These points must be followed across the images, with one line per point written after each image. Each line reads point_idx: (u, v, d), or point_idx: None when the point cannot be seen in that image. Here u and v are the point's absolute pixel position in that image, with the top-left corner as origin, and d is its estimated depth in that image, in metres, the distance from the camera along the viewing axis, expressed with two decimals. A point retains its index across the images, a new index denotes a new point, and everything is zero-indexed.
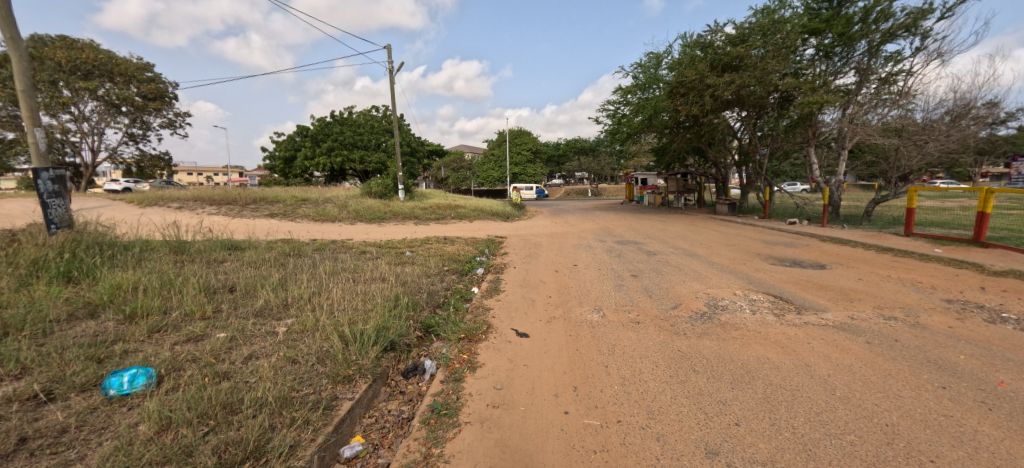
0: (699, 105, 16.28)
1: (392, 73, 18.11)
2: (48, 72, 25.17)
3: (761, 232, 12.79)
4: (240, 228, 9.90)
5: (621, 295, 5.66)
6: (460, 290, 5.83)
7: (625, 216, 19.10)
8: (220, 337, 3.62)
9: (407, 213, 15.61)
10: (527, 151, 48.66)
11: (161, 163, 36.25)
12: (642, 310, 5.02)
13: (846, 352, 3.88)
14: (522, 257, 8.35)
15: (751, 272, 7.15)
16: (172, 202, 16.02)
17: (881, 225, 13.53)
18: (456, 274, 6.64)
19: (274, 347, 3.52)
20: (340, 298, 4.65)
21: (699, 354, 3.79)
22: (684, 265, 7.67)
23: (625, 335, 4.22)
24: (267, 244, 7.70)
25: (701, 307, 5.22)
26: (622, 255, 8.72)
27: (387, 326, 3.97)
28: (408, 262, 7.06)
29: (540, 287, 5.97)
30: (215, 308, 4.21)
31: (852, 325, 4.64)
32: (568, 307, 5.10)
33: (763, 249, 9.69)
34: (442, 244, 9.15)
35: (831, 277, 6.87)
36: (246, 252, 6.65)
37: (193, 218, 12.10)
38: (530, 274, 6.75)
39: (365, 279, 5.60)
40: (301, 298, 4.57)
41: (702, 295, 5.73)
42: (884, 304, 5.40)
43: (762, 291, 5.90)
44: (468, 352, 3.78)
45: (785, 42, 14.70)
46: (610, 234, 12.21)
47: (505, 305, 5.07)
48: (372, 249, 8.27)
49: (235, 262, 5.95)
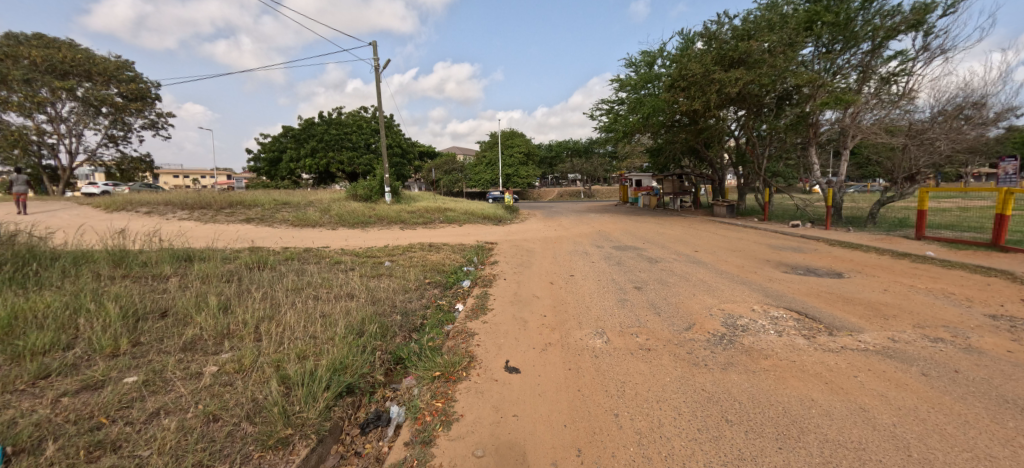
0: (702, 100, 15.60)
1: (379, 71, 17.33)
2: (21, 71, 23.92)
3: (765, 235, 12.20)
4: (205, 235, 9.05)
5: (625, 314, 4.93)
6: (442, 308, 5.08)
7: (621, 218, 18.46)
8: (127, 382, 2.85)
9: (393, 217, 14.81)
10: (519, 153, 47.96)
11: (142, 165, 34.97)
12: (651, 333, 4.31)
13: (904, 389, 3.21)
14: (513, 266, 7.62)
15: (766, 283, 6.49)
16: (142, 207, 15.02)
17: (888, 226, 12.97)
18: (439, 289, 5.90)
19: (195, 397, 2.76)
20: (296, 324, 3.89)
21: (727, 393, 3.10)
22: (691, 275, 7.00)
23: (635, 368, 3.51)
24: (229, 253, 6.88)
25: (719, 328, 4.52)
26: (621, 263, 8.04)
27: (345, 363, 3.22)
28: (384, 275, 6.28)
29: (533, 304, 5.21)
30: (135, 341, 3.43)
31: (897, 350, 3.98)
32: (566, 330, 4.36)
33: (771, 254, 9.05)
34: (426, 252, 8.39)
35: (853, 288, 6.24)
36: (200, 264, 5.84)
37: (161, 225, 11.19)
38: (522, 288, 6.01)
39: (330, 297, 4.83)
40: (249, 324, 3.82)
41: (717, 312, 5.04)
42: (925, 321, 4.74)
43: (783, 307, 5.24)
44: (444, 396, 3.03)
45: (792, 37, 14.09)
46: (607, 239, 11.51)
47: (492, 329, 4.31)
48: (348, 258, 7.48)
49: (183, 279, 5.15)
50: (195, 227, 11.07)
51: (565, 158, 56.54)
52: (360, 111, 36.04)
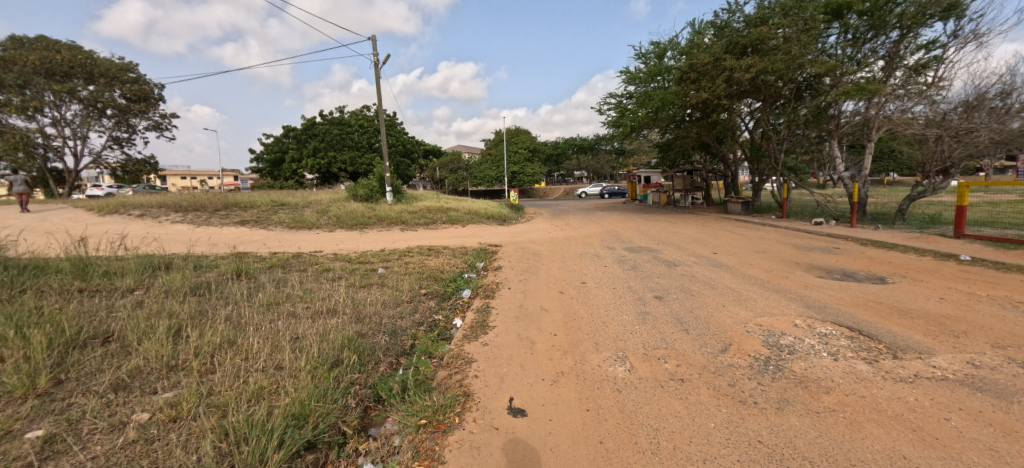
0: (712, 90, 14.80)
1: (378, 66, 16.71)
2: (18, 74, 23.53)
3: (788, 234, 11.42)
4: (190, 241, 8.48)
5: (648, 331, 4.25)
6: (437, 325, 4.47)
7: (631, 216, 17.68)
8: (27, 439, 2.26)
9: (393, 217, 14.22)
10: (524, 150, 47.22)
11: (148, 167, 34.79)
12: (681, 357, 3.64)
13: (1015, 440, 2.50)
14: (519, 272, 6.96)
15: (803, 290, 5.78)
16: (134, 210, 14.53)
17: (920, 223, 12.13)
18: (436, 300, 5.28)
19: (108, 460, 2.15)
20: (260, 352, 3.29)
21: (790, 447, 2.43)
22: (715, 281, 6.31)
23: (668, 408, 2.84)
24: (207, 262, 6.29)
25: (760, 350, 3.85)
26: (637, 267, 7.35)
27: (308, 410, 2.59)
28: (375, 285, 5.67)
29: (542, 320, 4.56)
30: (61, 376, 2.85)
31: (985, 380, 3.27)
32: (581, 354, 3.70)
33: (799, 256, 8.29)
34: (424, 256, 7.76)
35: (903, 296, 5.51)
36: (171, 275, 5.26)
37: (148, 229, 10.66)
38: (528, 298, 5.36)
39: (309, 315, 4.22)
40: (205, 351, 3.23)
41: (753, 328, 4.36)
42: (1002, 340, 4.01)
43: (830, 322, 4.53)
44: (429, 457, 2.37)
45: (810, 23, 13.16)
46: (619, 240, 10.80)
47: (492, 354, 3.66)
48: (338, 265, 6.87)
49: (144, 295, 4.57)
50: (187, 231, 10.58)
51: (571, 155, 55.68)
52: (364, 110, 35.59)
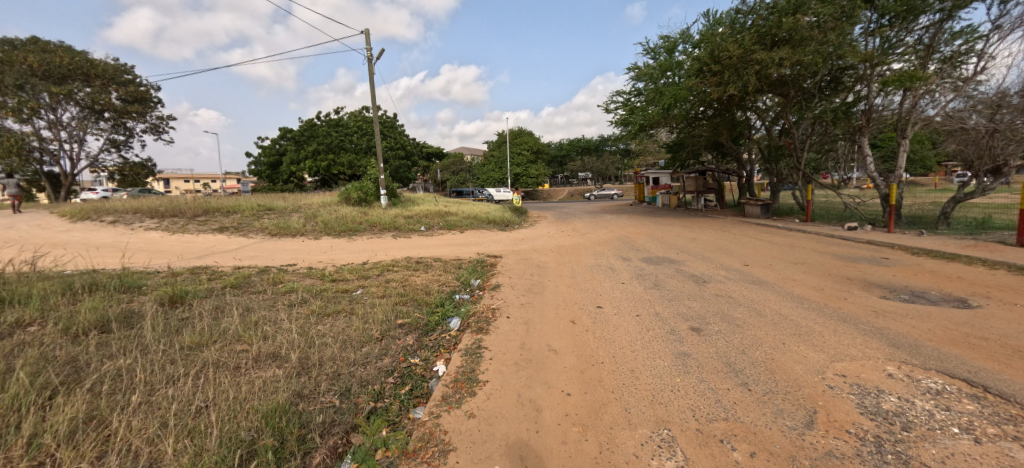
0: (738, 85, 13.61)
1: (372, 61, 15.58)
2: (14, 76, 22.62)
3: (821, 241, 10.23)
4: (148, 254, 7.36)
5: (693, 389, 3.09)
6: (413, 373, 3.41)
7: (642, 220, 16.54)
8: None
9: (386, 223, 13.12)
10: (528, 151, 46.18)
11: (144, 170, 33.89)
12: (753, 437, 2.52)
13: None
14: (520, 292, 5.83)
15: (876, 319, 4.61)
16: (107, 216, 13.43)
17: (969, 228, 10.89)
18: (415, 334, 4.19)
19: None
20: (130, 443, 2.21)
21: None
22: (760, 305, 5.15)
23: None
24: (146, 283, 5.19)
25: (860, 421, 2.72)
26: (660, 284, 6.23)
27: None
28: (342, 314, 4.55)
29: (550, 368, 3.43)
30: None
31: None
32: (609, 434, 2.56)
33: (847, 269, 7.11)
34: (410, 272, 6.65)
35: (1008, 328, 4.32)
36: (82, 304, 4.13)
37: (116, 239, 9.60)
38: (531, 333, 4.21)
39: (240, 367, 3.14)
40: (44, 443, 2.16)
41: (834, 380, 3.24)
42: None
43: (935, 370, 3.40)
44: None
45: (848, 8, 11.86)
46: (632, 248, 9.66)
47: (481, 435, 2.53)
48: (306, 284, 5.76)
49: (32, 334, 3.48)
50: (155, 241, 9.51)
51: (575, 157, 54.69)
52: (363, 112, 34.75)
